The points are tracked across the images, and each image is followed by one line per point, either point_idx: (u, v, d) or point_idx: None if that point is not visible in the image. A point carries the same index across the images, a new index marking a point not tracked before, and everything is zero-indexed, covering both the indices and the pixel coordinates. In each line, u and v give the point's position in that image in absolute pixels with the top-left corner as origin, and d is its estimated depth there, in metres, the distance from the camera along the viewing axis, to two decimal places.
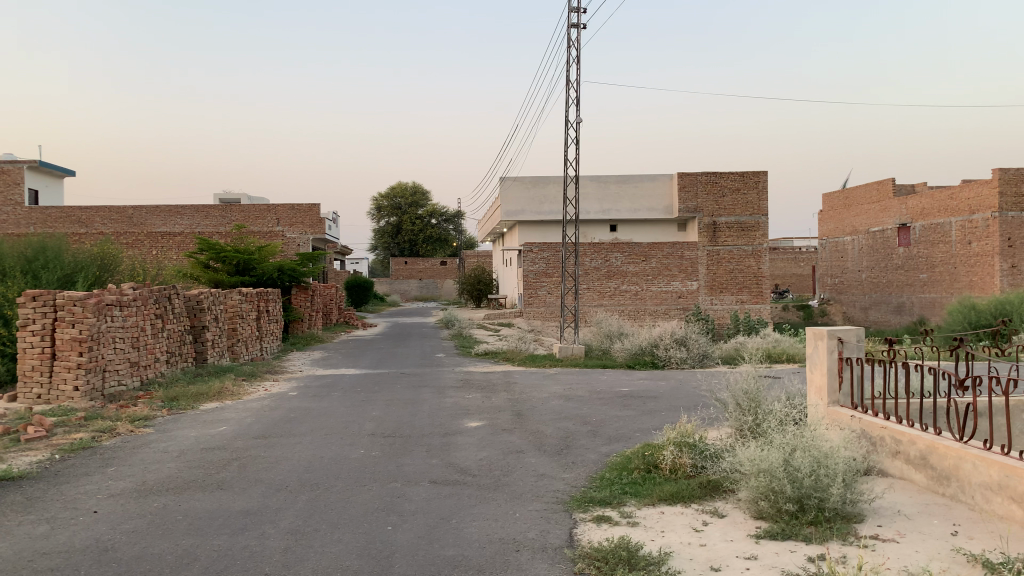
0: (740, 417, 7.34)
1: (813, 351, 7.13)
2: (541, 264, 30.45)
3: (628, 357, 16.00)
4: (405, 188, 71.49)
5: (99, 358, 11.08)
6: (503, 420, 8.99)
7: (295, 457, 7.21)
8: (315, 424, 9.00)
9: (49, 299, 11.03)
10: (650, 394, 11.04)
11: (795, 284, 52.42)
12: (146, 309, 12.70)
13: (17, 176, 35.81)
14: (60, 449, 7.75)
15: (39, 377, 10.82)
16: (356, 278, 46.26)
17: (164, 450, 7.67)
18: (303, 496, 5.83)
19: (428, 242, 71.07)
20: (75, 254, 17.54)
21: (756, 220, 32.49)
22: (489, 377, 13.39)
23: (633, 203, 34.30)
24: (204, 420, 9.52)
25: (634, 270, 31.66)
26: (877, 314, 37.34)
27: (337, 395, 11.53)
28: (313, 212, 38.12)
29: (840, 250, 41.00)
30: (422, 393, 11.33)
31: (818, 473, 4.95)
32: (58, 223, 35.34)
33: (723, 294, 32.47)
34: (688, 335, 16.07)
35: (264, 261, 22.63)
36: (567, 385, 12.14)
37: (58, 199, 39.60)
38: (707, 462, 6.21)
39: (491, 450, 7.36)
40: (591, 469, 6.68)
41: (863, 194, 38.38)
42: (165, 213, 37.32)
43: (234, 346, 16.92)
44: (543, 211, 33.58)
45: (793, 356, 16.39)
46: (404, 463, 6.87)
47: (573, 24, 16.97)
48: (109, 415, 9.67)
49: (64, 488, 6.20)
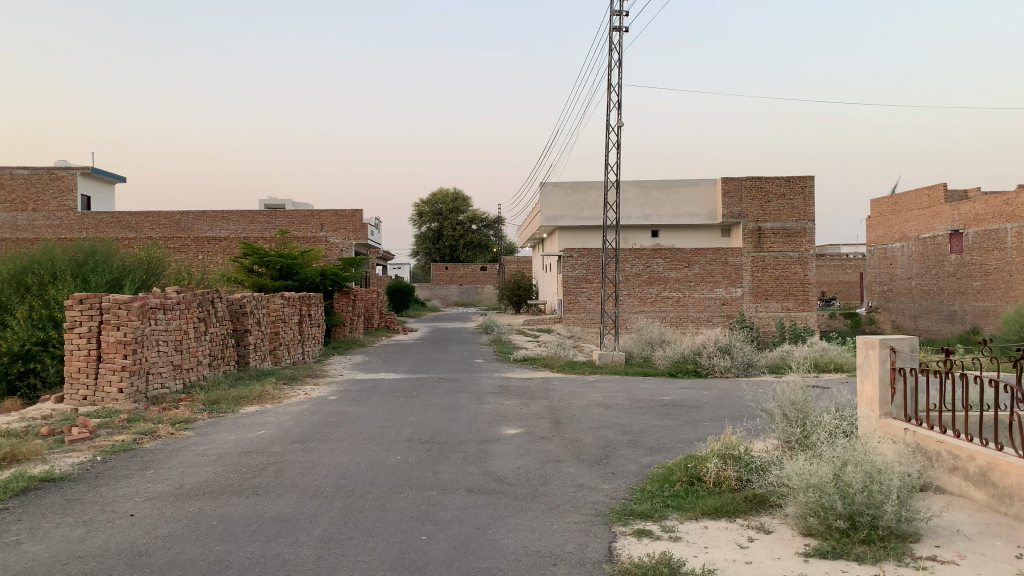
0: (787, 428, 7.10)
1: (864, 361, 6.86)
2: (581, 269, 30.25)
3: (669, 365, 15.72)
4: (447, 194, 71.82)
5: (142, 360, 11.20)
6: (541, 428, 8.84)
7: (331, 462, 7.16)
8: (352, 429, 8.96)
9: (95, 302, 11.18)
10: (693, 403, 10.80)
11: (843, 291, 51.32)
12: (189, 313, 12.83)
13: (70, 182, 36.69)
14: (103, 450, 7.81)
15: (85, 379, 10.99)
16: (398, 282, 46.56)
17: (202, 453, 7.70)
18: (338, 502, 5.76)
19: (469, 247, 71.28)
20: (122, 258, 17.86)
21: (803, 226, 31.85)
22: (527, 383, 13.28)
23: (676, 209, 33.83)
24: (243, 424, 9.55)
25: (677, 276, 31.33)
26: (928, 322, 36.33)
27: (376, 400, 11.51)
28: (355, 217, 38.51)
29: (889, 257, 40.03)
30: (460, 399, 11.23)
31: (870, 489, 4.71)
32: (109, 228, 36.15)
33: (768, 301, 31.82)
34: (732, 342, 15.74)
35: (307, 265, 22.83)
36: (607, 393, 11.95)
37: (108, 204, 40.51)
38: (753, 475, 6.00)
39: (528, 459, 7.23)
40: (632, 480, 6.51)
41: (913, 200, 37.42)
42: (212, 218, 37.97)
43: (276, 350, 17.04)
44: (584, 216, 33.37)
45: (841, 365, 15.95)
46: (440, 470, 6.76)
47: (615, 28, 16.85)
48: (151, 417, 9.76)
49: (102, 490, 6.23)
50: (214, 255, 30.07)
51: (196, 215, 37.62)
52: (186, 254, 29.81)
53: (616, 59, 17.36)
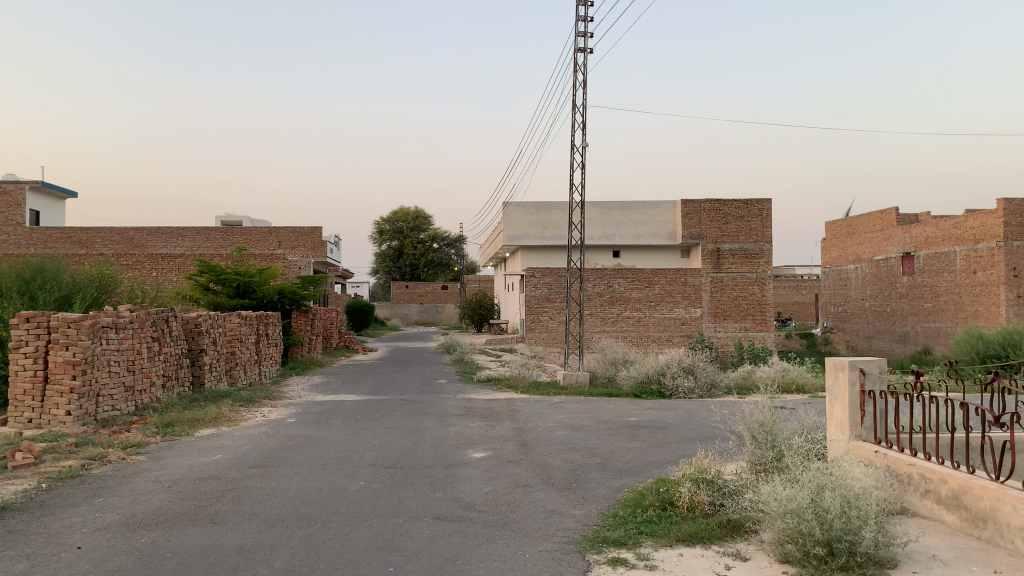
0: (756, 451, 7.05)
1: (834, 383, 6.85)
2: (543, 289, 30.21)
3: (634, 386, 15.67)
4: (408, 212, 71.63)
5: (92, 381, 10.77)
6: (508, 451, 8.67)
7: (291, 489, 6.90)
8: (313, 453, 8.69)
9: (43, 320, 10.74)
10: (660, 424, 10.72)
11: (798, 312, 52.16)
12: (143, 332, 12.42)
13: (18, 197, 35.71)
14: (48, 477, 7.42)
15: (31, 401, 10.53)
16: (357, 301, 46.09)
17: (156, 480, 7.36)
18: (299, 532, 5.52)
19: (429, 266, 70.98)
20: (73, 275, 17.31)
21: (760, 247, 32.21)
22: (492, 404, 13.09)
23: (636, 229, 34.06)
24: (199, 448, 9.20)
25: (637, 296, 31.49)
26: (881, 343, 37.02)
27: (337, 422, 11.21)
28: (315, 235, 38.07)
29: (843, 278, 40.81)
30: (424, 421, 11.01)
31: (848, 514, 4.63)
32: (58, 244, 35.14)
33: (727, 321, 32.10)
34: (696, 363, 15.75)
35: (265, 283, 22.40)
36: (573, 414, 11.82)
37: (59, 220, 39.44)
38: (726, 499, 5.91)
39: (497, 483, 7.06)
40: (603, 505, 6.37)
41: (866, 222, 38.29)
42: (167, 234, 37.19)
43: (232, 370, 16.60)
44: (546, 236, 33.38)
45: (803, 386, 16.07)
46: (406, 497, 6.55)
47: (579, 49, 16.96)
48: (101, 441, 9.36)
49: (48, 520, 5.89)
50: (169, 272, 29.40)
51: (150, 232, 36.81)
52: (139, 271, 29.10)
53: (581, 79, 17.45)
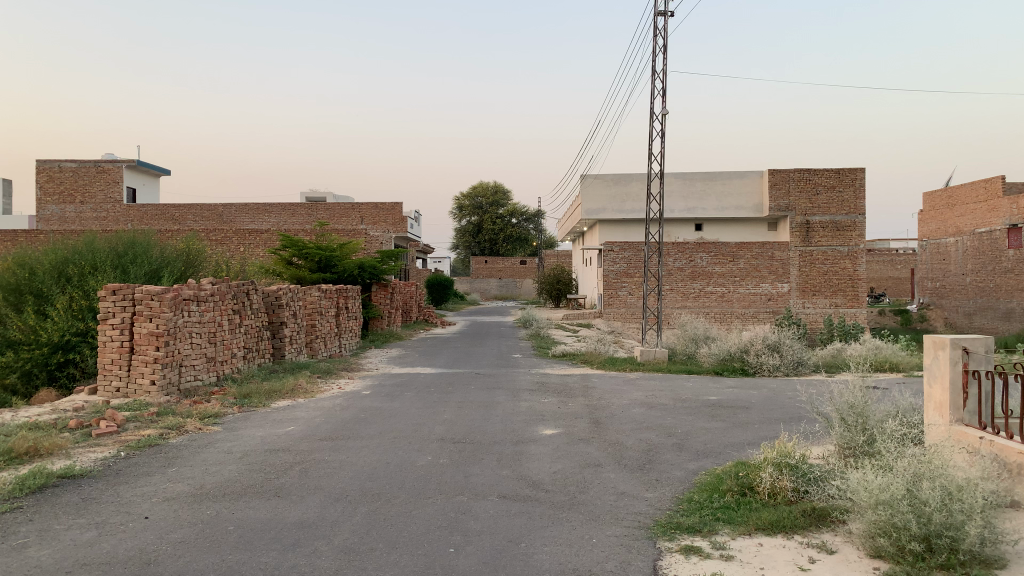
0: (845, 434, 6.60)
1: (933, 362, 6.32)
2: (622, 263, 29.72)
3: (715, 363, 15.16)
4: (487, 187, 71.62)
5: (175, 352, 11.01)
6: (579, 428, 8.43)
7: (359, 462, 6.84)
8: (383, 427, 8.62)
9: (128, 293, 11.04)
10: (741, 404, 10.27)
11: (893, 287, 49.89)
12: (224, 305, 12.67)
13: (116, 175, 37.30)
14: (127, 445, 7.59)
15: (118, 370, 10.85)
16: (437, 276, 46.41)
17: (228, 451, 7.43)
18: (362, 508, 5.41)
19: (509, 241, 70.95)
20: (163, 249, 17.86)
21: (853, 220, 30.82)
22: (565, 380, 12.86)
23: (720, 202, 33.01)
24: (274, 419, 9.29)
25: (721, 271, 30.59)
26: (983, 320, 35.00)
27: (410, 396, 11.18)
28: (395, 210, 38.40)
29: (942, 252, 38.65)
30: (496, 396, 10.85)
31: (949, 508, 4.18)
32: (153, 221, 36.52)
33: (816, 297, 30.89)
34: (782, 340, 15.10)
35: (345, 258, 22.68)
36: (650, 391, 11.45)
37: (154, 197, 41.08)
38: (812, 486, 5.50)
39: (566, 462, 6.81)
40: (678, 488, 6.05)
41: (967, 193, 36.07)
42: (253, 210, 38.24)
43: (312, 342, 16.88)
44: (626, 209, 32.72)
45: (896, 364, 15.25)
46: (472, 473, 6.38)
47: (659, 13, 16.27)
48: (181, 411, 9.55)
49: (121, 489, 5.97)
50: (255, 247, 30.15)
51: (238, 208, 37.89)
52: (227, 246, 29.95)
53: (661, 45, 16.77)
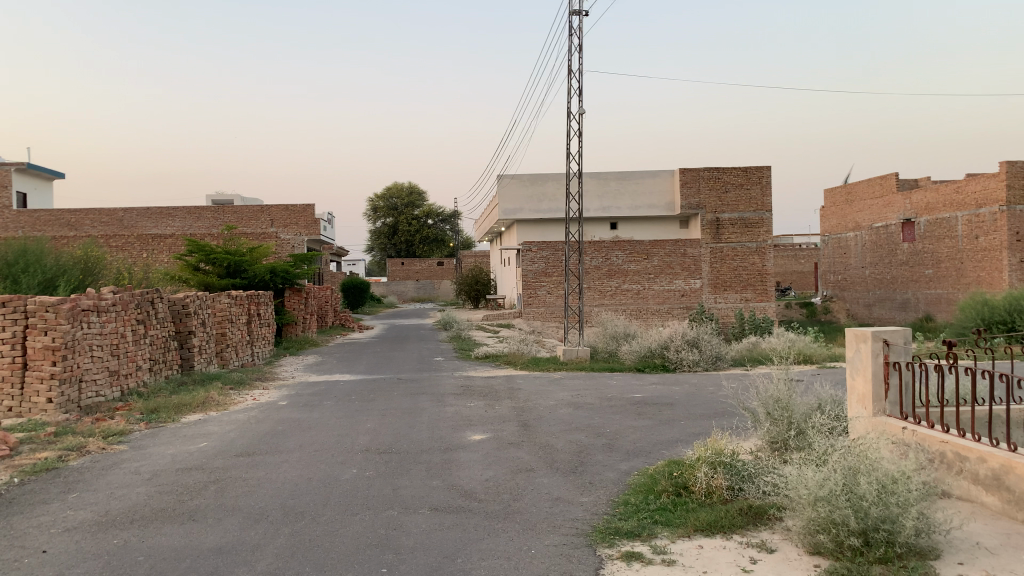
0: (772, 428, 6.67)
1: (855, 355, 6.41)
2: (540, 263, 29.76)
3: (636, 360, 15.25)
4: (402, 188, 70.87)
5: (73, 367, 10.29)
6: (508, 432, 8.26)
7: (280, 478, 6.47)
8: (304, 439, 8.24)
9: (20, 305, 10.25)
10: (666, 400, 10.33)
11: (797, 281, 51.84)
12: (127, 315, 11.96)
13: (4, 179, 35.11)
14: (22, 470, 6.98)
15: (9, 388, 10.06)
16: (353, 279, 45.55)
17: (136, 472, 6.92)
18: (285, 528, 5.10)
19: (425, 242, 70.37)
20: (57, 257, 16.80)
21: (760, 216, 31.79)
22: (490, 382, 12.68)
23: (634, 201, 33.48)
24: (185, 436, 8.77)
25: (636, 268, 31.00)
26: (881, 310, 36.70)
27: (330, 405, 10.78)
28: (308, 213, 37.45)
29: (842, 246, 40.37)
30: (420, 401, 10.58)
31: (886, 500, 4.20)
32: (46, 227, 34.47)
33: (727, 292, 31.74)
34: (701, 335, 15.33)
35: (256, 262, 21.87)
36: (576, 391, 11.40)
37: (46, 202, 38.82)
38: (746, 483, 5.50)
39: (498, 469, 6.63)
40: (613, 490, 5.95)
41: (865, 189, 37.78)
42: (157, 214, 36.67)
43: (223, 352, 16.17)
44: (543, 209, 32.83)
45: (810, 356, 15.71)
46: (401, 486, 6.12)
47: (574, 12, 16.27)
48: (82, 430, 8.90)
49: (15, 520, 5.45)
50: (159, 253, 28.82)
51: (140, 212, 36.20)
52: (129, 252, 28.53)
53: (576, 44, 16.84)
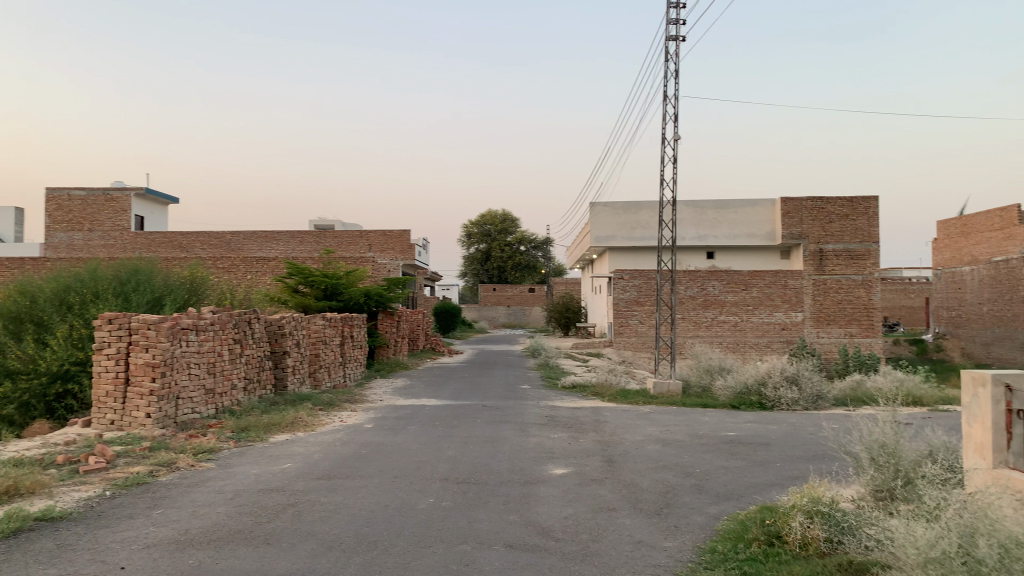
0: (877, 476, 6.17)
1: (972, 400, 5.86)
2: (632, 292, 29.29)
3: (730, 397, 14.64)
4: (496, 215, 71.59)
5: (172, 384, 10.62)
6: (592, 468, 7.98)
7: (357, 505, 6.41)
8: (385, 464, 8.21)
9: (124, 322, 10.66)
10: (761, 440, 9.80)
11: (906, 316, 49.29)
12: (224, 334, 12.31)
13: (124, 203, 37.29)
14: (114, 484, 7.18)
15: (112, 403, 10.48)
16: (446, 304, 46.10)
17: (219, 491, 7.01)
18: (357, 558, 4.99)
19: (517, 269, 70.67)
20: (166, 277, 17.57)
21: (867, 248, 30.39)
22: (576, 413, 12.39)
23: (731, 230, 32.60)
24: (271, 455, 8.88)
25: (733, 299, 30.09)
26: (1001, 350, 34.34)
27: (414, 430, 10.75)
28: (403, 238, 38.16)
29: (957, 281, 38.13)
30: (503, 430, 10.42)
31: (1009, 567, 3.72)
32: (160, 248, 36.38)
33: (830, 326, 30.35)
34: (801, 372, 14.60)
35: (351, 286, 22.32)
36: (665, 427, 10.98)
37: (162, 225, 41.02)
38: (846, 536, 5.04)
39: (578, 506, 6.36)
40: (699, 536, 5.59)
41: (982, 221, 35.61)
42: (261, 238, 38.15)
43: (316, 372, 16.49)
44: (635, 237, 32.39)
45: (920, 398, 14.70)
46: (477, 519, 5.94)
47: (670, 37, 16.01)
48: (174, 446, 9.14)
49: (100, 534, 5.56)
50: (261, 275, 29.89)
51: (246, 236, 37.71)
52: (234, 274, 29.69)
53: (672, 69, 16.53)
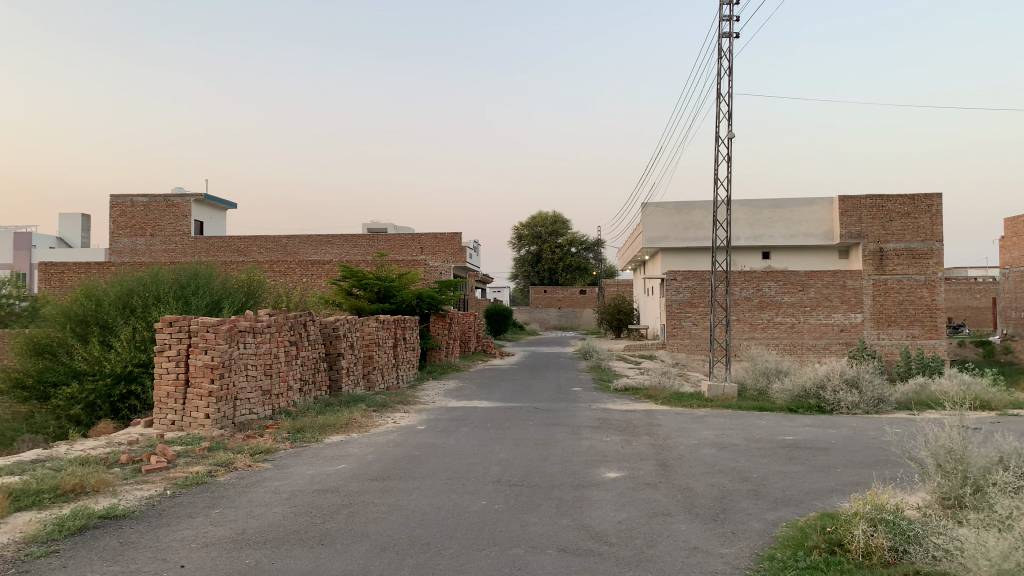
0: (944, 483, 5.94)
1: None
2: (686, 293, 28.93)
3: (788, 400, 14.32)
4: (546, 217, 71.51)
5: (230, 386, 10.84)
6: (645, 471, 7.88)
7: (410, 506, 6.43)
8: (438, 466, 8.23)
9: (185, 325, 10.92)
10: (820, 445, 9.55)
11: (971, 317, 47.68)
12: (280, 336, 12.51)
13: (184, 208, 38.34)
14: (175, 483, 7.34)
15: (173, 404, 10.75)
16: (497, 306, 46.19)
17: (275, 491, 7.11)
18: (410, 560, 5.00)
19: (568, 270, 70.44)
20: (225, 280, 17.98)
21: (929, 247, 29.66)
22: (629, 416, 12.27)
23: (788, 229, 31.94)
24: (326, 456, 8.99)
25: (790, 301, 29.47)
26: None
27: (466, 431, 10.77)
28: (455, 240, 38.36)
29: None
30: (555, 433, 10.36)
31: None
32: (219, 253, 37.25)
33: (891, 328, 29.50)
34: (861, 375, 14.19)
35: (404, 288, 22.50)
36: (721, 430, 10.78)
37: (220, 230, 42.01)
38: (912, 545, 4.86)
39: (632, 511, 6.28)
40: (757, 543, 5.46)
41: None
42: (316, 242, 38.77)
43: (370, 374, 16.65)
44: (689, 237, 31.96)
45: (988, 402, 14.17)
46: (530, 522, 5.90)
47: (724, 34, 15.77)
48: (233, 446, 9.32)
49: (161, 532, 5.68)
50: (316, 278, 30.37)
51: (302, 240, 38.37)
52: (290, 277, 30.23)
53: (726, 66, 16.27)
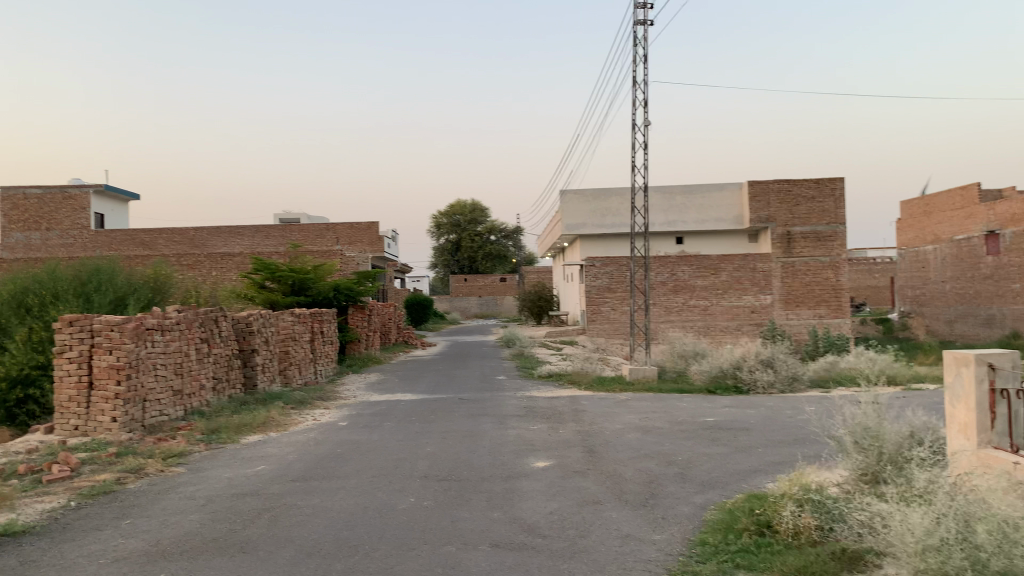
0: (862, 460, 6.10)
1: (956, 380, 5.81)
2: (604, 279, 29.25)
3: (707, 381, 14.65)
4: (464, 205, 71.19)
5: (138, 387, 10.30)
6: (573, 459, 7.85)
7: (335, 507, 6.21)
8: (363, 463, 8.00)
9: (86, 324, 10.30)
10: (740, 425, 9.75)
11: (872, 296, 50.05)
12: (190, 333, 11.97)
13: (83, 201, 36.41)
14: (80, 493, 6.89)
15: (75, 408, 10.14)
16: (417, 296, 45.75)
17: (191, 497, 6.76)
18: (337, 564, 4.80)
19: (488, 258, 70.37)
20: (129, 276, 17.11)
21: (834, 229, 30.73)
22: (554, 403, 12.26)
23: (701, 215, 32.72)
24: (243, 458, 8.62)
25: (704, 284, 30.20)
26: (964, 327, 34.94)
27: (390, 426, 10.54)
28: (372, 230, 37.72)
29: (920, 260, 38.65)
30: (482, 423, 10.24)
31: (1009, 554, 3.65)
32: (122, 247, 35.54)
33: (799, 308, 30.60)
34: (776, 355, 14.64)
35: (321, 280, 21.93)
36: (644, 414, 10.88)
37: (123, 223, 40.10)
38: (837, 523, 4.96)
39: (562, 501, 6.23)
40: (688, 527, 5.49)
41: (944, 201, 36.09)
42: (226, 233, 37.46)
43: (287, 370, 16.17)
44: (606, 224, 32.32)
45: (893, 378, 14.86)
46: (460, 518, 5.78)
47: (639, 21, 15.88)
48: (142, 450, 8.84)
49: (65, 548, 5.30)
50: (227, 271, 29.32)
51: (211, 231, 37.01)
52: (200, 271, 29.10)
53: (641, 53, 16.38)
